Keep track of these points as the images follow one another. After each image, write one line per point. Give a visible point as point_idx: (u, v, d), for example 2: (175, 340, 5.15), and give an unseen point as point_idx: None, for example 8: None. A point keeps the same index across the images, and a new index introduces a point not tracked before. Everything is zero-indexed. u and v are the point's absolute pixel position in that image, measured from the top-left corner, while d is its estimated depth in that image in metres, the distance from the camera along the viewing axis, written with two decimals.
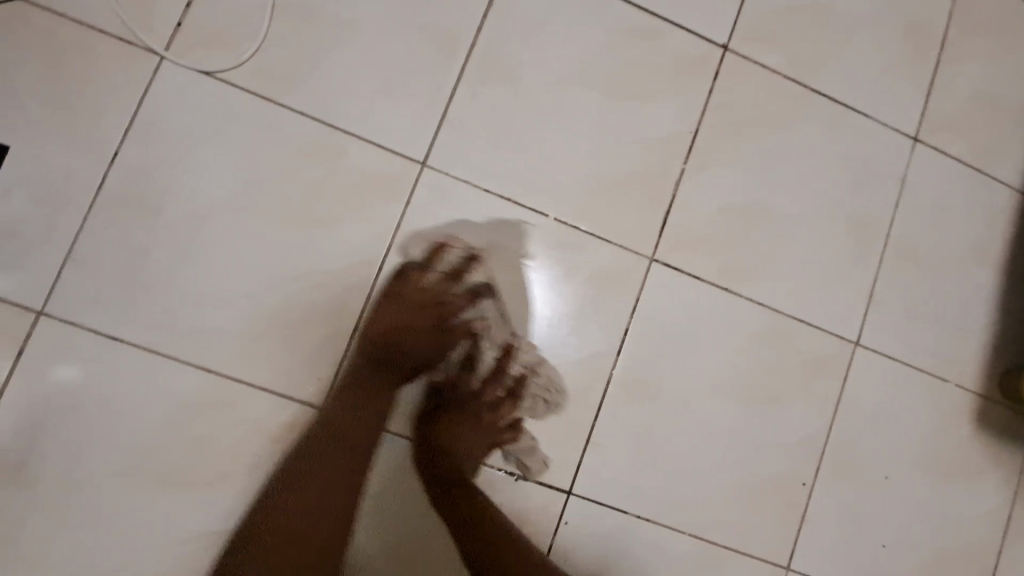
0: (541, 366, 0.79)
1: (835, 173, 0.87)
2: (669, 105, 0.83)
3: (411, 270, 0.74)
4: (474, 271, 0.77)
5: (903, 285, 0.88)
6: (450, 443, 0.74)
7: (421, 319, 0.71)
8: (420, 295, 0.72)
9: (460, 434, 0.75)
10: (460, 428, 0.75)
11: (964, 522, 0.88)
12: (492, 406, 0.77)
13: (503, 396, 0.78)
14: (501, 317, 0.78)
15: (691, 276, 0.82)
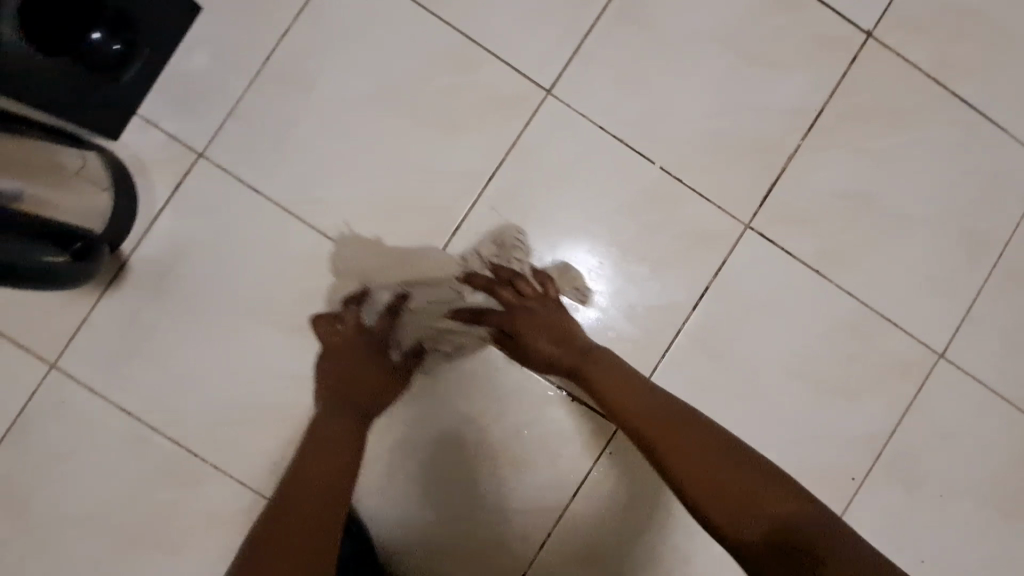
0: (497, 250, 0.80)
1: (957, 181, 0.84)
2: (798, 80, 0.83)
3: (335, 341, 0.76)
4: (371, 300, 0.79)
5: (1006, 310, 0.84)
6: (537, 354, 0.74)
7: (366, 367, 0.75)
8: (358, 338, 0.76)
9: (530, 337, 0.73)
10: (530, 333, 0.73)
11: (1012, 561, 0.85)
12: (524, 301, 0.75)
13: (528, 293, 0.75)
14: (430, 297, 0.79)
15: (784, 251, 0.82)
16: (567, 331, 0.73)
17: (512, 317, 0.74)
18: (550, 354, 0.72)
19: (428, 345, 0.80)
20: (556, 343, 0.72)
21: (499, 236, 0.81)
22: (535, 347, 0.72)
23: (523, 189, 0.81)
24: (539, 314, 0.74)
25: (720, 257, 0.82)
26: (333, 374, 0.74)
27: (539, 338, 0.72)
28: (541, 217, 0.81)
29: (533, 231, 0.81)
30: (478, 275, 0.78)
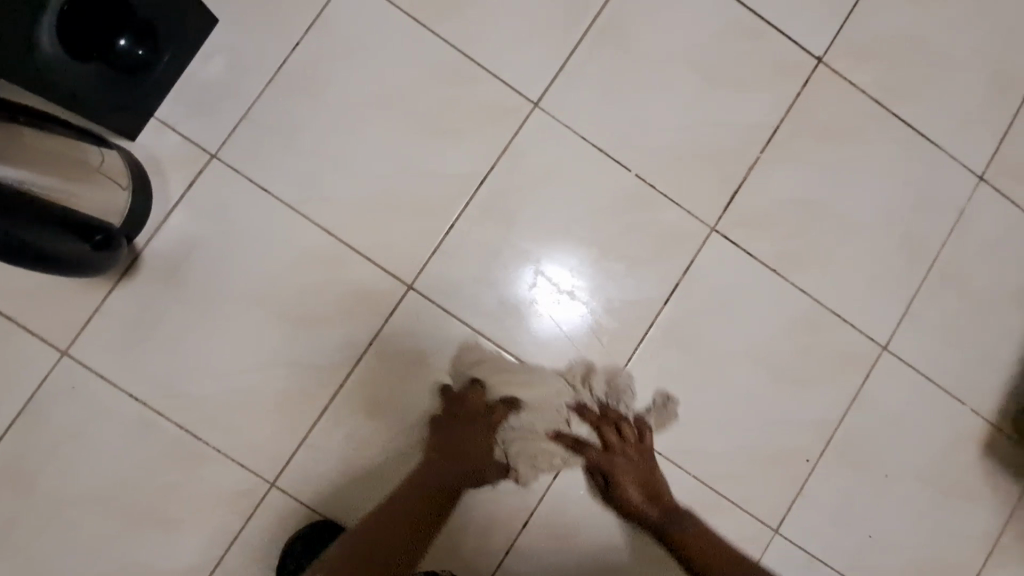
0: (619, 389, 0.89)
1: (898, 192, 0.95)
2: (759, 100, 0.93)
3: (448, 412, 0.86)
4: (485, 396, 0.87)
5: (941, 307, 0.94)
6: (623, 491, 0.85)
7: (480, 453, 0.84)
8: (476, 430, 0.85)
9: (624, 484, 0.85)
10: (631, 484, 0.85)
11: (949, 535, 0.94)
12: (632, 450, 0.87)
13: (631, 433, 0.87)
14: (537, 422, 0.88)
15: (746, 252, 0.91)
16: (654, 483, 0.85)
17: (614, 462, 0.86)
18: (638, 502, 0.84)
19: (424, 337, 0.87)
20: (646, 499, 0.84)
21: (614, 372, 0.89)
22: (625, 492, 0.85)
23: (512, 192, 0.89)
24: (639, 464, 0.86)
25: (689, 254, 0.91)
26: (450, 452, 0.83)
27: (631, 487, 0.85)
28: (529, 219, 0.89)
29: (521, 232, 0.89)
30: (586, 409, 0.89)
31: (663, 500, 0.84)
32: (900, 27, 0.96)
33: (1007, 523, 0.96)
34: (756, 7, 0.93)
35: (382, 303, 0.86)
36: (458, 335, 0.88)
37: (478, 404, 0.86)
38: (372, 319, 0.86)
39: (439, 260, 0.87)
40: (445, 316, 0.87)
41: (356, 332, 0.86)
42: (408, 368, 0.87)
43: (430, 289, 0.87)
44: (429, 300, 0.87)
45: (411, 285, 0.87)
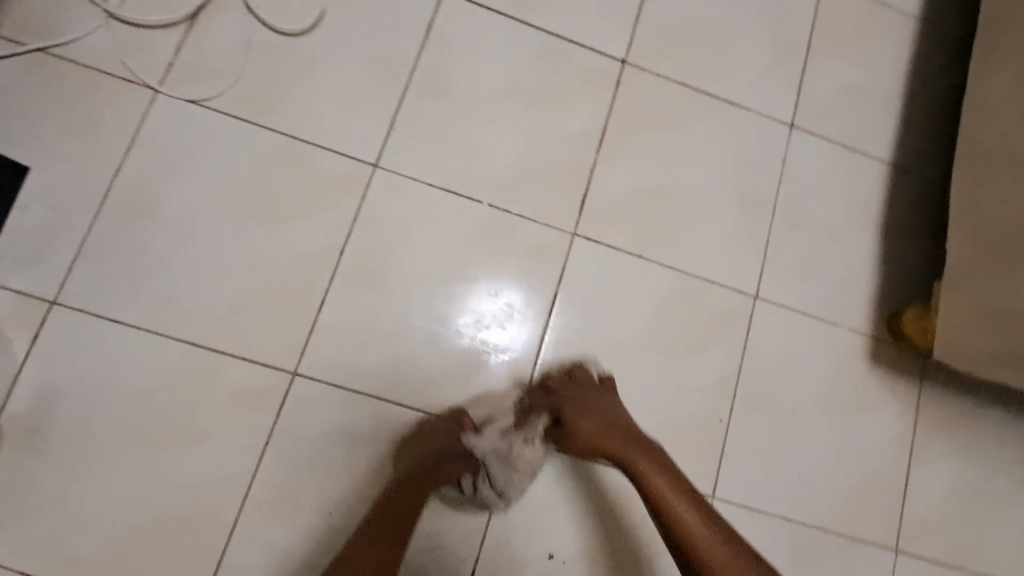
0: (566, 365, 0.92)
1: (725, 157, 1.04)
2: (580, 109, 1.00)
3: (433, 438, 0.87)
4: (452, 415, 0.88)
5: (793, 247, 1.03)
6: (582, 427, 0.79)
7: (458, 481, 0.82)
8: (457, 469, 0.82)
9: (578, 419, 0.79)
10: (591, 417, 0.80)
11: (872, 450, 0.98)
12: (585, 390, 0.84)
13: (580, 376, 0.87)
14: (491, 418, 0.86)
15: (609, 246, 0.97)
16: (619, 420, 0.81)
17: (574, 408, 0.81)
18: (601, 429, 0.78)
19: (324, 417, 0.86)
20: (610, 429, 0.79)
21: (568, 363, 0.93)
22: (585, 425, 0.79)
23: (373, 253, 0.90)
24: (595, 397, 0.83)
25: (559, 263, 0.95)
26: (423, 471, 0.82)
27: (584, 418, 0.79)
28: (397, 274, 0.91)
29: (393, 287, 0.90)
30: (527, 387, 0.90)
31: (628, 434, 0.79)
32: (685, 16, 1.07)
33: (921, 424, 1.00)
34: (553, 31, 1.02)
35: (269, 397, 0.85)
36: (358, 404, 0.87)
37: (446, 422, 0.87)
38: (264, 415, 0.84)
39: (318, 338, 0.87)
40: (337, 391, 0.86)
41: (250, 434, 0.84)
42: (316, 452, 0.85)
43: (317, 369, 0.86)
44: (317, 380, 0.86)
45: (296, 371, 0.86)
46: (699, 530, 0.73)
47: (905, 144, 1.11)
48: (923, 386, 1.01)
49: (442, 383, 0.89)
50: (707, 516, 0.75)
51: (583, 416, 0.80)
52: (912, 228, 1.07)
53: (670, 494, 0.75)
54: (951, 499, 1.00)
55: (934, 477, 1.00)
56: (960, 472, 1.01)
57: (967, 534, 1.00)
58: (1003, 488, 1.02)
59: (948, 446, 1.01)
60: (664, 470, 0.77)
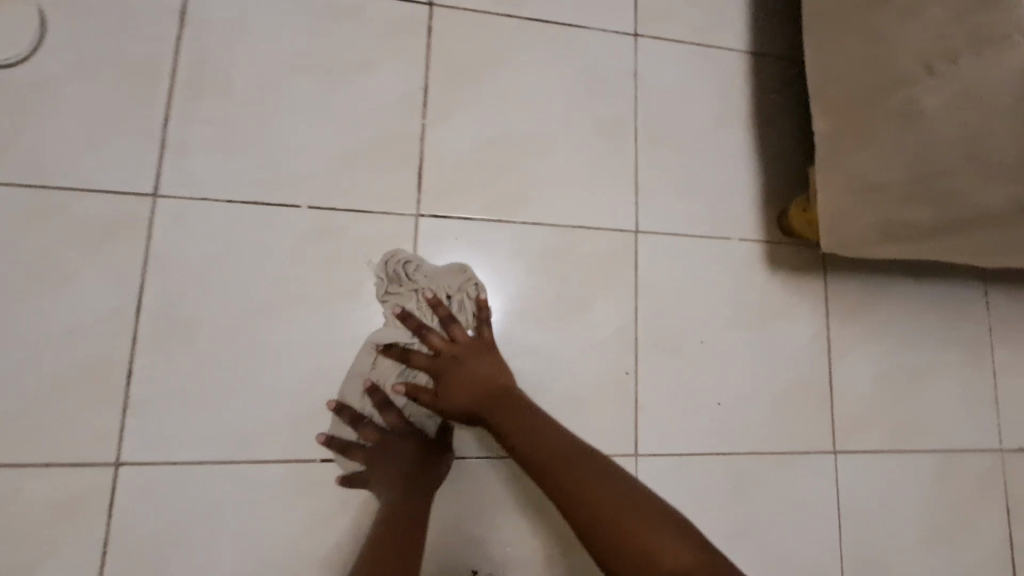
0: (399, 268, 0.80)
1: (571, 85, 0.92)
2: (390, 70, 0.86)
3: (354, 456, 0.76)
4: (347, 416, 0.76)
5: (665, 167, 0.93)
6: (463, 401, 0.71)
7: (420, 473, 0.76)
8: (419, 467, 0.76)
9: (450, 384, 0.72)
10: (450, 389, 0.72)
11: (790, 358, 0.93)
12: (449, 349, 0.74)
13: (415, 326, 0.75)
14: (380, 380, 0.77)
15: (463, 218, 0.85)
16: (488, 384, 0.71)
17: (439, 366, 0.74)
18: (465, 402, 0.70)
19: (167, 502, 0.72)
20: (477, 398, 0.70)
21: (395, 268, 0.80)
22: (458, 392, 0.71)
23: (179, 298, 0.76)
24: (464, 366, 0.72)
25: (410, 250, 0.83)
26: (397, 473, 0.75)
27: (456, 387, 0.71)
28: (216, 314, 0.76)
29: (215, 331, 0.76)
30: (396, 346, 0.77)
31: (496, 397, 0.69)
32: None
33: (833, 318, 0.95)
34: None
35: (94, 500, 0.71)
36: (208, 475, 0.73)
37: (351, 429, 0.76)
38: (93, 521, 0.70)
39: (136, 415, 0.73)
40: (177, 468, 0.73)
41: (81, 547, 0.70)
42: (169, 544, 0.72)
43: (144, 452, 0.72)
44: (148, 464, 0.72)
45: (118, 461, 0.72)
46: (567, 486, 0.59)
47: (759, 27, 1.01)
48: (827, 278, 0.96)
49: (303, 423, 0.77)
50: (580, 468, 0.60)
51: (459, 377, 0.72)
52: (784, 116, 0.98)
53: (530, 458, 0.63)
54: (878, 385, 0.96)
55: (857, 367, 0.95)
56: (882, 356, 0.97)
57: (901, 414, 0.97)
58: (926, 359, 0.99)
59: (865, 333, 0.96)
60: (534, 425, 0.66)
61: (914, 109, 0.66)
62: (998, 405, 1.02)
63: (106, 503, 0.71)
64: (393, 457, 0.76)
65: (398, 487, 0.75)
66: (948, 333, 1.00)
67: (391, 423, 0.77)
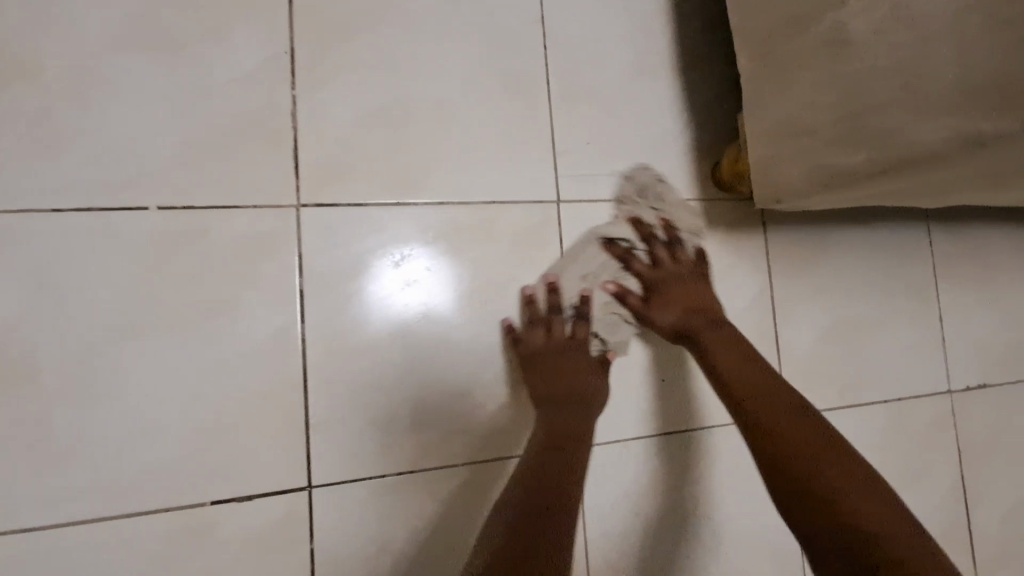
0: (646, 182, 0.84)
1: (470, 38, 0.79)
2: (247, 36, 0.72)
3: (528, 338, 0.76)
4: (553, 297, 0.78)
5: (586, 125, 0.83)
6: (695, 311, 0.77)
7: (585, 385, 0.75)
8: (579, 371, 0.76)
9: (671, 299, 0.78)
10: (671, 300, 0.78)
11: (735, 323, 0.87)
12: (670, 265, 0.80)
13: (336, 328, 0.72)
14: (583, 272, 0.80)
15: (354, 204, 0.73)
16: (694, 301, 0.77)
17: (651, 281, 0.79)
18: (676, 316, 0.77)
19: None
20: (684, 312, 0.77)
21: (643, 186, 0.84)
22: (671, 308, 0.77)
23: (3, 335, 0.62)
24: (683, 284, 0.79)
25: (292, 247, 0.71)
26: (564, 391, 0.74)
27: (665, 309, 0.77)
28: (57, 349, 0.64)
29: (58, 370, 0.64)
30: (615, 246, 0.81)
31: (708, 318, 0.76)
32: None
33: (776, 274, 0.89)
34: None
35: None
36: (71, 538, 0.63)
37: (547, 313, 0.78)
38: None
39: None
40: (33, 536, 0.62)
41: None
42: None
43: None
44: None
45: None
46: (768, 422, 0.66)
47: None
48: (767, 232, 0.89)
49: (186, 463, 0.66)
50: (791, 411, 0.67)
51: (682, 292, 0.78)
52: (710, 58, 0.89)
53: (735, 384, 0.70)
54: (826, 340, 0.92)
55: (804, 324, 0.90)
56: (829, 309, 0.92)
57: (851, 367, 0.93)
58: (873, 307, 0.95)
59: (810, 287, 0.91)
60: (732, 350, 0.73)
61: (843, 37, 0.58)
62: (946, 345, 0.99)
63: None
64: (575, 367, 0.76)
65: (568, 403, 0.73)
66: (894, 278, 0.96)
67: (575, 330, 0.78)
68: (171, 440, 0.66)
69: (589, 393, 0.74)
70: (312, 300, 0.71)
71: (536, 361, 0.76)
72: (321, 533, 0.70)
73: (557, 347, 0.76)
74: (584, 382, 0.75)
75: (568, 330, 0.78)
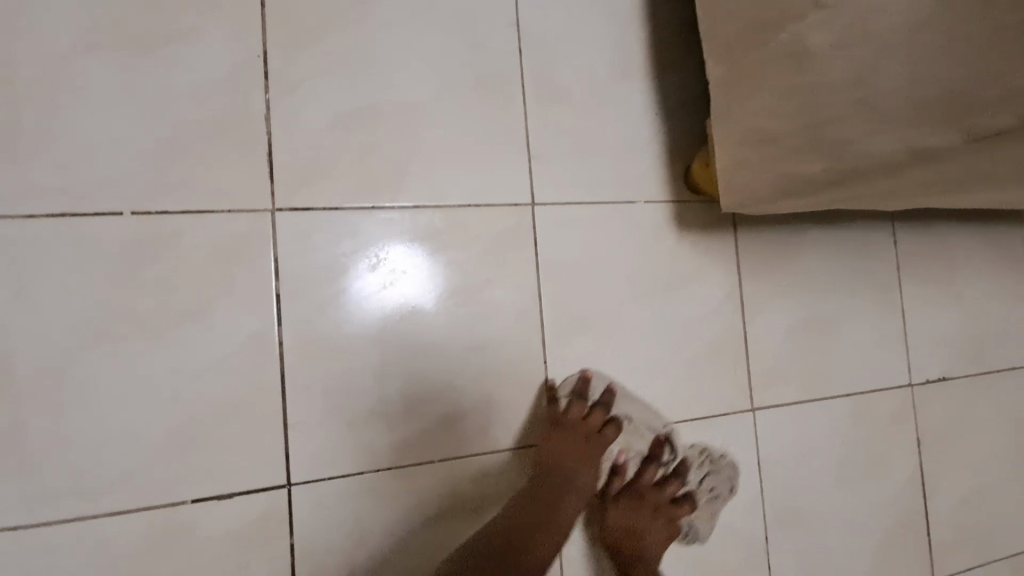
0: (704, 449, 0.88)
1: (443, 43, 0.80)
2: (218, 39, 0.71)
3: (570, 405, 0.80)
4: (602, 400, 0.81)
5: (560, 130, 0.84)
6: (643, 538, 0.80)
7: (583, 474, 0.77)
8: (574, 454, 0.78)
9: (636, 518, 0.81)
10: (635, 513, 0.81)
11: (704, 322, 0.89)
12: (662, 498, 0.83)
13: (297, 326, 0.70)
14: (632, 416, 0.84)
15: (329, 208, 0.74)
16: (641, 535, 0.80)
17: (640, 492, 0.83)
18: (627, 528, 0.81)
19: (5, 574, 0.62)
20: (628, 535, 0.80)
21: (705, 446, 0.89)
22: (625, 518, 0.81)
23: None
24: (647, 519, 0.81)
25: (268, 250, 0.72)
26: (562, 472, 0.76)
27: (622, 516, 0.81)
28: (32, 352, 0.64)
29: (34, 373, 0.64)
30: (655, 441, 0.85)
31: (638, 551, 0.80)
32: None
33: (746, 275, 0.92)
34: None
35: None
36: (53, 537, 0.64)
37: (596, 403, 0.81)
38: None
39: None
40: (14, 536, 0.63)
41: None
42: None
43: None
44: None
45: None
46: None
47: None
48: (737, 233, 0.92)
49: (165, 464, 0.68)
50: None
51: (643, 520, 0.81)
52: (682, 61, 0.90)
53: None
54: (793, 338, 0.95)
55: (772, 323, 0.94)
56: (796, 308, 0.95)
57: (815, 365, 0.96)
58: (839, 306, 0.98)
59: (778, 286, 0.94)
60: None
61: (802, 49, 0.59)
62: (907, 341, 1.03)
63: None
64: (586, 454, 0.78)
65: (570, 479, 0.76)
66: (859, 277, 1.00)
67: (597, 429, 0.80)
68: (150, 442, 0.67)
69: (587, 487, 0.78)
70: (289, 299, 0.72)
71: (561, 433, 0.78)
72: (301, 528, 0.72)
73: (579, 432, 0.79)
74: (590, 468, 0.78)
75: (598, 431, 0.80)
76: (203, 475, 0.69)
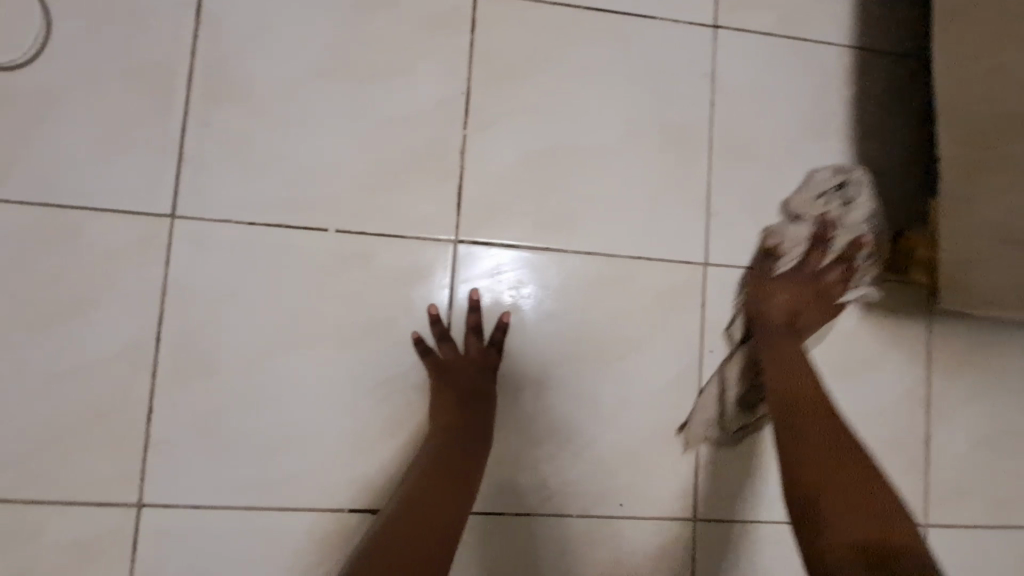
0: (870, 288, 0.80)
1: (636, 88, 0.78)
2: (426, 76, 0.74)
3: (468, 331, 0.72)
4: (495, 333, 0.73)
5: (745, 188, 0.79)
6: (804, 310, 0.75)
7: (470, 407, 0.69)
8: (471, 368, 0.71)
9: (788, 293, 0.75)
10: (793, 287, 0.76)
11: (881, 414, 0.80)
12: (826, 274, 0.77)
13: (454, 358, 0.71)
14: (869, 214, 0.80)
15: (507, 246, 0.75)
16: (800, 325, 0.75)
17: (801, 271, 0.77)
18: (788, 299, 0.75)
19: (191, 545, 0.69)
20: (788, 320, 0.74)
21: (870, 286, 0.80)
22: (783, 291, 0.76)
23: (198, 329, 0.70)
24: (807, 285, 0.76)
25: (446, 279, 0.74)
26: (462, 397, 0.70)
27: (784, 289, 0.76)
28: (239, 347, 0.70)
29: (237, 366, 0.70)
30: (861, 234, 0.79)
31: (791, 301, 0.75)
32: None
33: (935, 369, 0.81)
34: None
35: (116, 544, 0.68)
36: (231, 521, 0.69)
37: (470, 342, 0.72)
38: (116, 562, 0.68)
39: (157, 453, 0.69)
40: (200, 512, 0.69)
41: None
42: None
43: (164, 494, 0.69)
44: (171, 506, 0.69)
45: (141, 501, 0.68)
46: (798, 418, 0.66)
47: (864, 19, 0.83)
48: (930, 323, 0.81)
49: (330, 470, 0.71)
50: (839, 468, 0.60)
51: (793, 293, 0.76)
52: (888, 130, 0.82)
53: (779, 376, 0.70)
54: (983, 449, 0.82)
55: (960, 427, 0.82)
56: (991, 414, 0.82)
57: (1005, 486, 0.83)
58: None
59: (972, 388, 0.82)
60: (801, 365, 0.71)
61: None
62: None
63: (129, 544, 0.68)
64: (487, 376, 0.72)
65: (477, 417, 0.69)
66: None
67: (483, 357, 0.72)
68: (322, 447, 0.71)
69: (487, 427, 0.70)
70: (457, 328, 0.74)
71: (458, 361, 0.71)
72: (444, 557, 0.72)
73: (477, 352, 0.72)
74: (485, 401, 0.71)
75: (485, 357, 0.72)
76: (362, 487, 0.71)
